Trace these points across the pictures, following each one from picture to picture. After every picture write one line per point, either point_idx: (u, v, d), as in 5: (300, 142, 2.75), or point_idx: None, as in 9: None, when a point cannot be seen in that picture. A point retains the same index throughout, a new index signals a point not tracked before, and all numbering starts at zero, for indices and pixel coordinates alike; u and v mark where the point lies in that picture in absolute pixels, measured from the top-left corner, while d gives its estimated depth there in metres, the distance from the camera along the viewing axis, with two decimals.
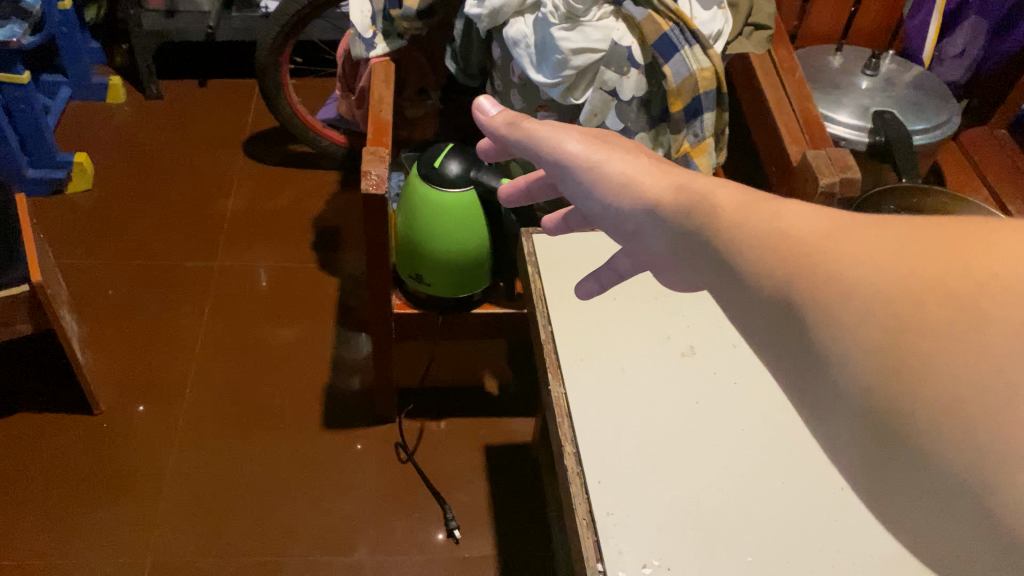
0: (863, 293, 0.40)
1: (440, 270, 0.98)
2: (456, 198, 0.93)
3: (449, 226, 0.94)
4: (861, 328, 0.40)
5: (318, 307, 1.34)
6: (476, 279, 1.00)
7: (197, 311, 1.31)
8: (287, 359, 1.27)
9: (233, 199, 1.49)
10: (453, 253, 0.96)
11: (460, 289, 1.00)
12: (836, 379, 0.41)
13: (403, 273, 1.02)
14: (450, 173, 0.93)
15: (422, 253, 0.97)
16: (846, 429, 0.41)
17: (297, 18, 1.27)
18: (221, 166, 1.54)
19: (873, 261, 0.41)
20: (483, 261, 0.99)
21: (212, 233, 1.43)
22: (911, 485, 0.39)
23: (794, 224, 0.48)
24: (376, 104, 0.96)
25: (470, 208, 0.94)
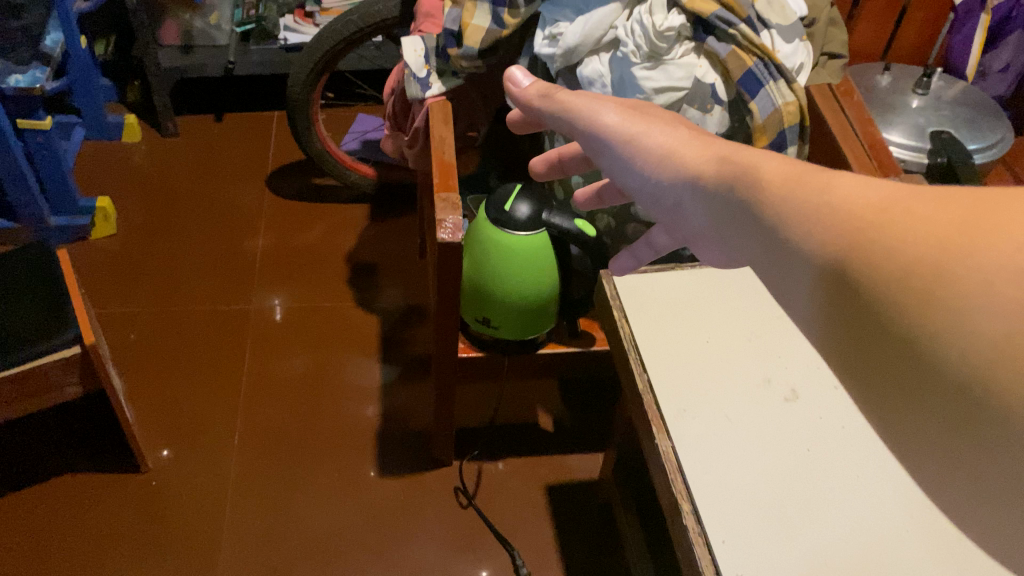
0: (906, 236, 0.35)
1: (509, 312, 0.95)
2: (528, 240, 0.90)
3: (520, 269, 0.91)
4: (896, 276, 0.35)
5: (361, 339, 1.32)
6: (544, 320, 0.97)
7: (234, 353, 1.28)
8: (333, 395, 1.24)
9: (263, 237, 1.45)
10: (523, 296, 0.93)
11: (527, 331, 0.98)
12: (866, 317, 0.36)
13: (467, 315, 0.99)
14: (521, 215, 0.91)
15: (490, 296, 0.94)
16: (871, 368, 0.36)
17: (330, 54, 1.24)
18: (247, 203, 1.50)
19: (924, 220, 0.35)
20: (551, 302, 0.96)
21: (242, 271, 1.39)
22: (879, 386, 0.36)
23: (841, 190, 0.42)
24: (438, 145, 0.93)
25: (541, 250, 0.91)
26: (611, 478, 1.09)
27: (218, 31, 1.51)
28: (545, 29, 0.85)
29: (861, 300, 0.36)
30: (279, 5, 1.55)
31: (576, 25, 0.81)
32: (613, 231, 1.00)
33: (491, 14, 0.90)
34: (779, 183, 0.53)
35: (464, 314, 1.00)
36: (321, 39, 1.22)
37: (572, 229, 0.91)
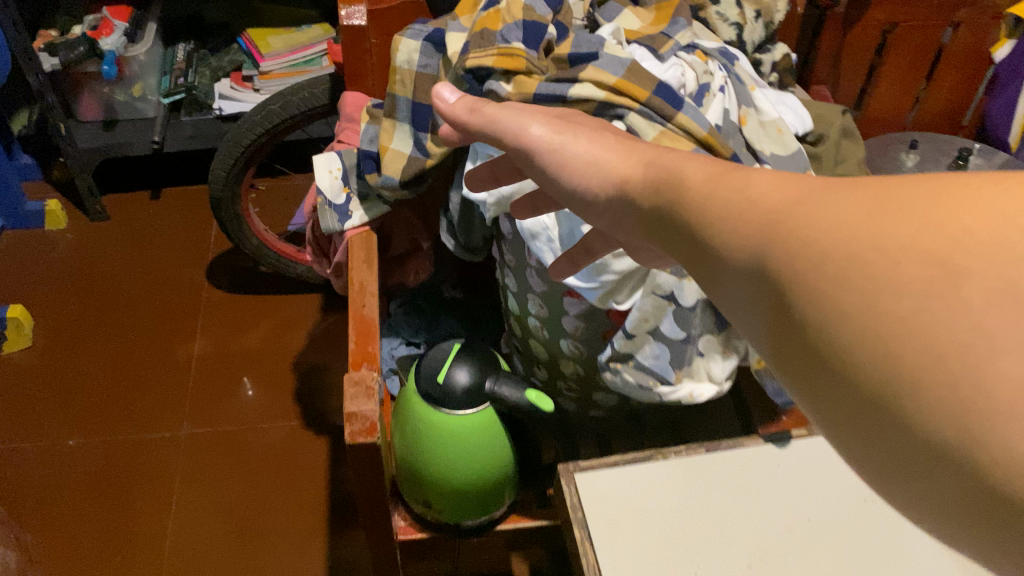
0: (812, 224, 0.29)
1: (451, 496, 0.77)
2: (468, 418, 0.72)
3: (460, 450, 0.74)
4: (802, 263, 0.29)
5: (310, 458, 1.15)
6: (497, 497, 0.80)
7: (164, 485, 1.11)
8: (281, 520, 1.09)
9: (200, 340, 1.27)
10: (466, 479, 0.76)
11: (475, 513, 0.80)
12: (774, 296, 0.30)
13: (404, 492, 0.82)
14: (459, 387, 0.72)
15: (427, 480, 0.77)
16: (777, 345, 0.30)
17: (252, 147, 1.06)
18: (183, 301, 1.33)
19: (836, 215, 0.29)
20: (503, 478, 0.78)
21: (174, 383, 1.22)
22: (786, 354, 0.30)
23: (765, 192, 0.36)
24: (357, 295, 0.75)
25: (485, 426, 0.74)
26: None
27: (144, 102, 1.33)
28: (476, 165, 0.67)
29: (776, 287, 0.30)
30: (212, 70, 1.38)
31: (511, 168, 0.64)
32: (582, 379, 0.81)
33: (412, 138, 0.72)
34: (704, 193, 0.40)
35: (401, 489, 0.83)
36: (240, 132, 1.04)
37: (524, 404, 0.71)
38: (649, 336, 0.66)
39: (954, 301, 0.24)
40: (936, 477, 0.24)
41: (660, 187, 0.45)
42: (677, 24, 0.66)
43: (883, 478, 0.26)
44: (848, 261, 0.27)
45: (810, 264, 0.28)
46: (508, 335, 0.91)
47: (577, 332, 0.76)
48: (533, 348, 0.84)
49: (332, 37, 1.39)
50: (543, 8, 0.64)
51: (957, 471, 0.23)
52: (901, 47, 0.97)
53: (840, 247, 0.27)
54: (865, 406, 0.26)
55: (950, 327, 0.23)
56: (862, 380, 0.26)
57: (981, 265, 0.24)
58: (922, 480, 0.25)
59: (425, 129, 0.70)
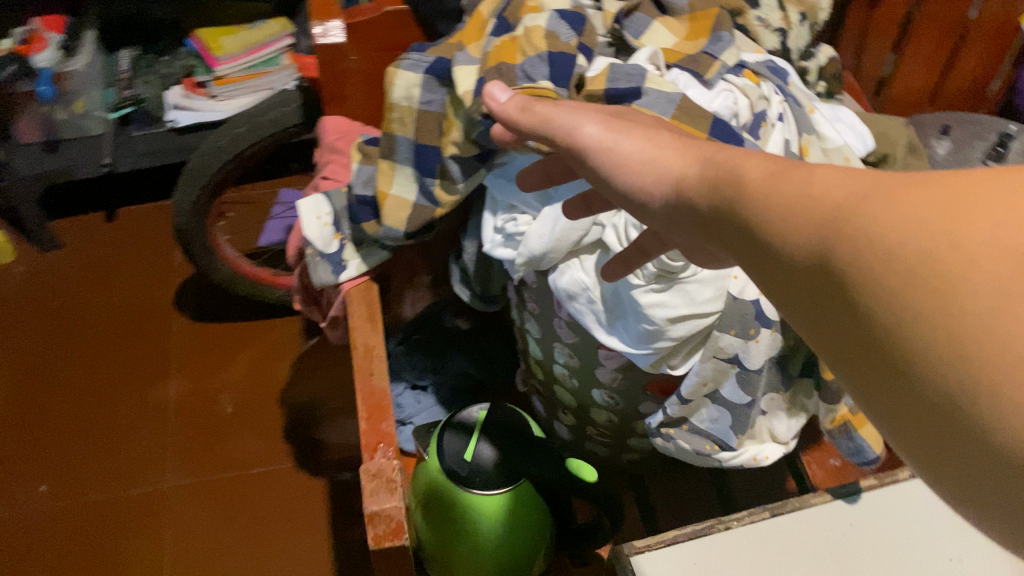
0: (874, 217, 0.26)
1: (484, 573, 0.70)
2: (503, 494, 0.65)
3: (495, 528, 0.66)
4: (866, 257, 0.26)
5: (307, 497, 1.06)
6: (533, 565, 0.73)
7: (153, 539, 1.02)
8: (284, 559, 1.01)
9: (175, 376, 1.17)
10: (502, 555, 0.68)
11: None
12: (833, 291, 0.27)
13: (428, 566, 0.74)
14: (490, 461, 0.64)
15: (457, 559, 0.69)
16: (831, 336, 0.28)
17: (218, 178, 0.95)
18: (153, 334, 1.22)
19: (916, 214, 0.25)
20: (540, 546, 0.71)
21: (152, 426, 1.12)
22: (848, 328, 0.27)
23: (831, 182, 0.29)
24: (364, 360, 0.66)
25: (520, 498, 0.66)
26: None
27: (90, 119, 1.20)
28: (497, 218, 0.57)
29: (834, 281, 0.27)
30: (160, 77, 1.27)
31: (541, 224, 0.53)
32: (616, 427, 0.73)
33: (417, 184, 0.62)
34: (763, 189, 0.32)
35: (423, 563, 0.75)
36: (206, 160, 0.93)
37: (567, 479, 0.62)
38: (707, 399, 0.58)
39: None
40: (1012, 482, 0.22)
41: (714, 185, 0.35)
42: (721, 39, 0.56)
43: (944, 476, 0.25)
44: (916, 261, 0.24)
45: (875, 257, 0.26)
46: (524, 374, 0.83)
47: (613, 385, 0.67)
48: (557, 394, 0.75)
49: (292, 32, 1.29)
50: (567, 33, 0.54)
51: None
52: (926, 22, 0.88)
53: (908, 244, 0.25)
54: (935, 407, 0.24)
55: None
56: (934, 382, 0.23)
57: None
58: (991, 482, 0.23)
59: (433, 174, 0.60)
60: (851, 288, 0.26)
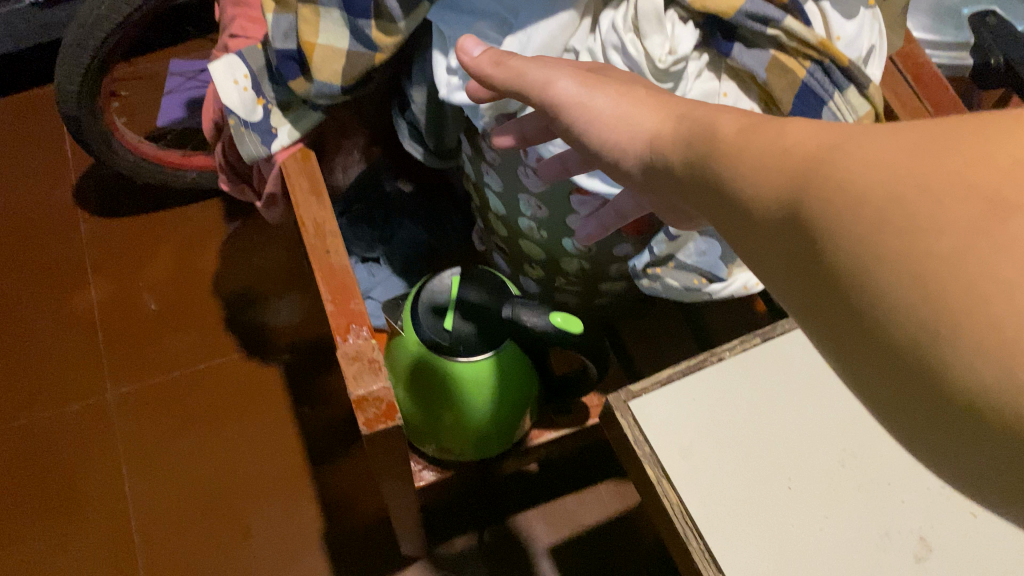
0: (853, 166, 0.26)
1: (475, 440, 0.69)
2: (489, 362, 0.62)
3: (484, 396, 0.64)
4: (843, 202, 0.25)
5: (264, 386, 1.02)
6: (522, 428, 0.72)
7: (109, 454, 0.97)
8: (252, 452, 0.98)
9: (93, 281, 1.08)
10: (493, 422, 0.67)
11: (500, 448, 0.72)
12: (808, 248, 0.27)
13: (415, 439, 0.72)
14: (471, 331, 0.61)
15: (446, 431, 0.67)
16: (801, 297, 0.27)
17: (103, 51, 0.84)
18: (58, 237, 1.11)
19: (908, 155, 0.24)
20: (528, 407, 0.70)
21: (79, 338, 1.04)
22: (819, 290, 0.26)
23: (811, 140, 0.28)
24: (316, 240, 0.60)
25: (508, 364, 0.64)
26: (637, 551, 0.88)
27: None
28: (451, 56, 0.51)
29: (805, 232, 0.27)
30: None
31: None
32: (589, 274, 0.70)
33: (348, 28, 0.54)
34: (734, 148, 0.32)
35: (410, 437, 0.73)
36: (86, 33, 0.80)
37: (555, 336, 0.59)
38: (695, 233, 0.55)
39: (997, 244, 0.21)
40: (967, 434, 0.22)
41: (689, 141, 0.34)
42: None
43: (908, 434, 0.24)
44: (893, 207, 0.24)
45: (850, 208, 0.25)
46: (483, 233, 0.79)
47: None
48: (524, 249, 0.71)
49: None
50: None
51: (990, 428, 0.21)
52: None
53: (886, 186, 0.24)
54: (896, 357, 0.23)
55: (996, 269, 0.21)
56: (901, 331, 0.23)
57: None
58: (955, 441, 0.23)
59: (367, 14, 0.52)
60: (825, 245, 0.26)
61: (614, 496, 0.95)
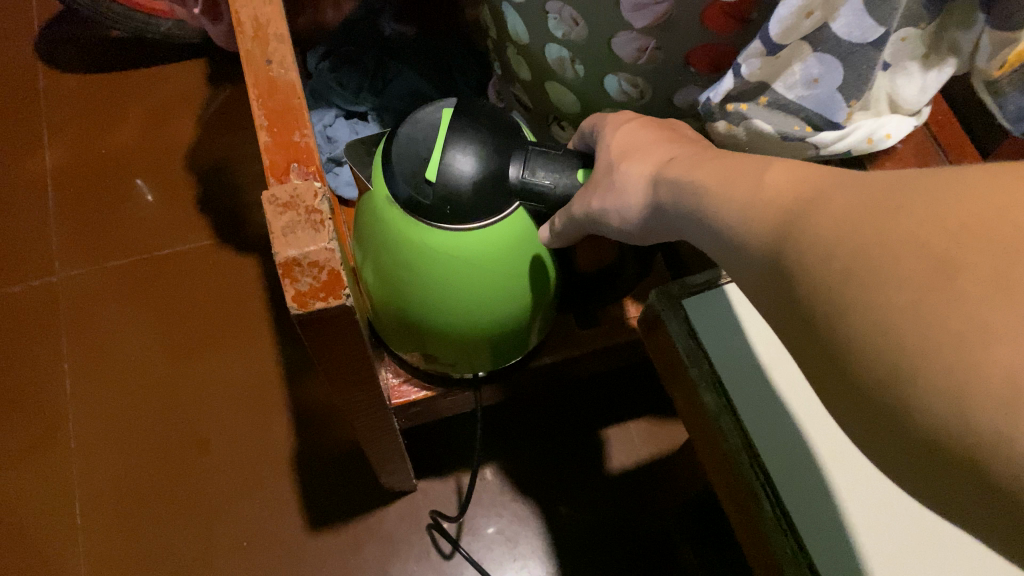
0: (823, 222, 0.22)
1: (466, 347, 0.51)
2: (492, 236, 0.44)
3: (482, 285, 0.46)
4: (816, 248, 0.22)
5: (236, 278, 0.86)
6: (529, 337, 0.54)
7: (50, 340, 0.83)
8: (217, 351, 0.83)
9: (49, 145, 0.93)
10: (492, 323, 0.49)
11: (499, 359, 0.55)
12: (785, 301, 0.23)
13: (386, 337, 0.55)
14: (468, 190, 0.42)
15: (427, 331, 0.49)
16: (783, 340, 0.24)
17: None
18: (15, 94, 0.96)
19: (861, 205, 0.21)
20: (542, 305, 0.52)
21: (27, 209, 0.89)
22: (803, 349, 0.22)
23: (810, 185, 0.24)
24: (255, 46, 0.44)
25: (517, 243, 0.46)
26: (672, 507, 0.70)
27: None
28: None
29: (783, 278, 0.23)
30: None
31: None
32: None
33: None
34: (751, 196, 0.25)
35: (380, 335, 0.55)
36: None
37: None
38: (803, 43, 0.36)
39: (943, 303, 0.18)
40: (952, 481, 0.19)
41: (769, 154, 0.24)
42: None
43: (899, 473, 0.21)
44: (867, 254, 0.20)
45: (817, 251, 0.22)
46: (500, 84, 0.60)
47: (639, 58, 0.45)
48: (552, 95, 0.53)
49: None
50: None
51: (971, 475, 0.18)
52: None
53: (840, 248, 0.21)
54: (870, 405, 0.20)
55: (945, 320, 0.18)
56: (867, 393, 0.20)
57: (975, 260, 0.18)
58: (945, 486, 0.19)
59: None
60: (797, 290, 0.22)
61: (649, 439, 0.77)
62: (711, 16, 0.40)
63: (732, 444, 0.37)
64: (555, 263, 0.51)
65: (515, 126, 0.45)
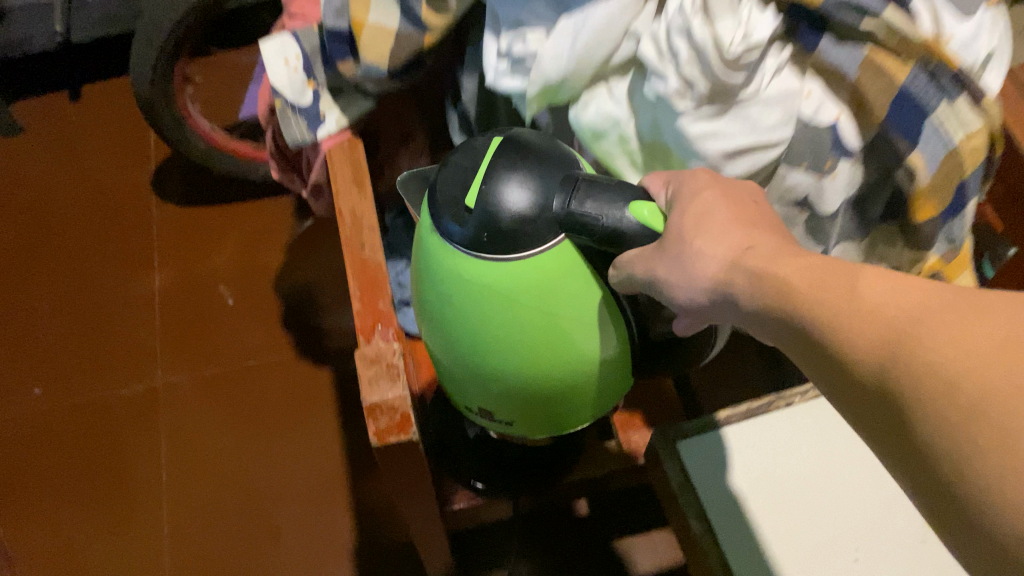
0: None
1: (518, 401, 0.49)
2: (531, 269, 0.43)
3: (524, 327, 0.44)
4: None
5: (311, 390, 0.99)
6: (599, 401, 0.51)
7: (152, 437, 0.96)
8: (293, 454, 0.95)
9: (161, 268, 1.09)
10: (540, 375, 0.46)
11: (561, 422, 0.52)
12: None
13: (455, 393, 0.54)
14: (507, 214, 0.42)
15: (477, 378, 0.48)
16: None
17: (185, 23, 0.83)
18: (134, 220, 1.13)
19: (792, 296, 0.29)
20: (610, 367, 0.48)
21: (139, 322, 1.04)
22: None
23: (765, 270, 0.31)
24: (352, 231, 0.57)
25: (562, 284, 0.43)
26: None
27: None
28: (501, 40, 0.47)
29: None
30: None
31: (555, 42, 0.44)
32: None
33: (399, 5, 0.50)
34: None
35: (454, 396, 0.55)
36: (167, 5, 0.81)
37: (634, 234, 0.39)
38: None
39: None
40: None
41: None
42: None
43: None
44: (870, 332, 0.26)
45: None
46: None
47: None
48: None
49: None
50: None
51: None
52: None
53: None
54: None
55: None
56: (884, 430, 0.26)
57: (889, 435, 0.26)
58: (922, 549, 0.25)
59: None
60: None
61: (667, 547, 0.87)
62: None
63: (714, 562, 0.45)
64: (627, 319, 0.47)
65: (571, 158, 0.44)
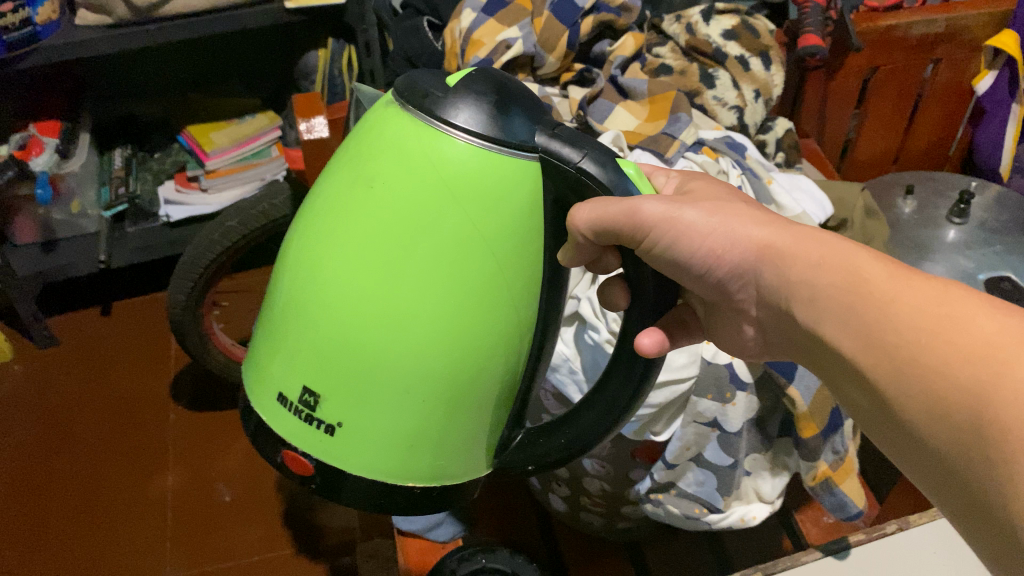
0: None
1: (373, 381, 0.40)
2: (462, 201, 0.37)
3: (434, 266, 0.38)
4: None
5: None
6: (444, 445, 0.43)
7: None
8: None
9: (173, 472, 1.18)
10: (423, 348, 0.39)
11: (393, 456, 0.42)
12: None
13: (268, 377, 0.43)
14: (475, 128, 0.37)
15: (333, 332, 0.40)
16: None
17: (224, 255, 1.00)
18: (149, 428, 1.24)
19: (862, 289, 0.36)
20: (492, 390, 0.43)
21: (148, 522, 1.12)
22: None
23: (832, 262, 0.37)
24: None
25: (503, 241, 0.38)
26: None
27: (86, 218, 1.24)
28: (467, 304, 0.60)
29: None
30: (154, 175, 1.29)
31: None
32: (600, 524, 0.74)
33: None
34: None
35: (259, 388, 0.44)
36: (209, 242, 0.98)
37: (599, 183, 0.36)
38: (691, 463, 0.60)
39: None
40: None
41: None
42: (679, 121, 0.64)
43: None
44: (952, 353, 0.33)
45: None
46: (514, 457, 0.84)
47: (602, 472, 0.66)
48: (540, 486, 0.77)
49: (281, 125, 1.31)
50: None
51: None
52: (886, 84, 0.95)
53: None
54: None
55: None
56: (936, 422, 0.33)
57: None
58: None
59: None
60: None
61: None
62: (638, 453, 0.63)
63: None
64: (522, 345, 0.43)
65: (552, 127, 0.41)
